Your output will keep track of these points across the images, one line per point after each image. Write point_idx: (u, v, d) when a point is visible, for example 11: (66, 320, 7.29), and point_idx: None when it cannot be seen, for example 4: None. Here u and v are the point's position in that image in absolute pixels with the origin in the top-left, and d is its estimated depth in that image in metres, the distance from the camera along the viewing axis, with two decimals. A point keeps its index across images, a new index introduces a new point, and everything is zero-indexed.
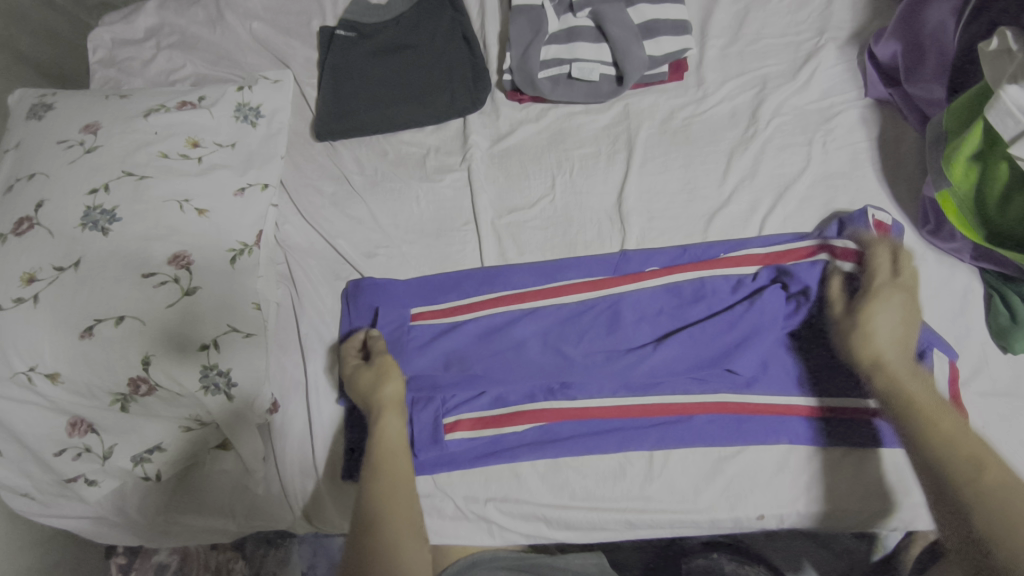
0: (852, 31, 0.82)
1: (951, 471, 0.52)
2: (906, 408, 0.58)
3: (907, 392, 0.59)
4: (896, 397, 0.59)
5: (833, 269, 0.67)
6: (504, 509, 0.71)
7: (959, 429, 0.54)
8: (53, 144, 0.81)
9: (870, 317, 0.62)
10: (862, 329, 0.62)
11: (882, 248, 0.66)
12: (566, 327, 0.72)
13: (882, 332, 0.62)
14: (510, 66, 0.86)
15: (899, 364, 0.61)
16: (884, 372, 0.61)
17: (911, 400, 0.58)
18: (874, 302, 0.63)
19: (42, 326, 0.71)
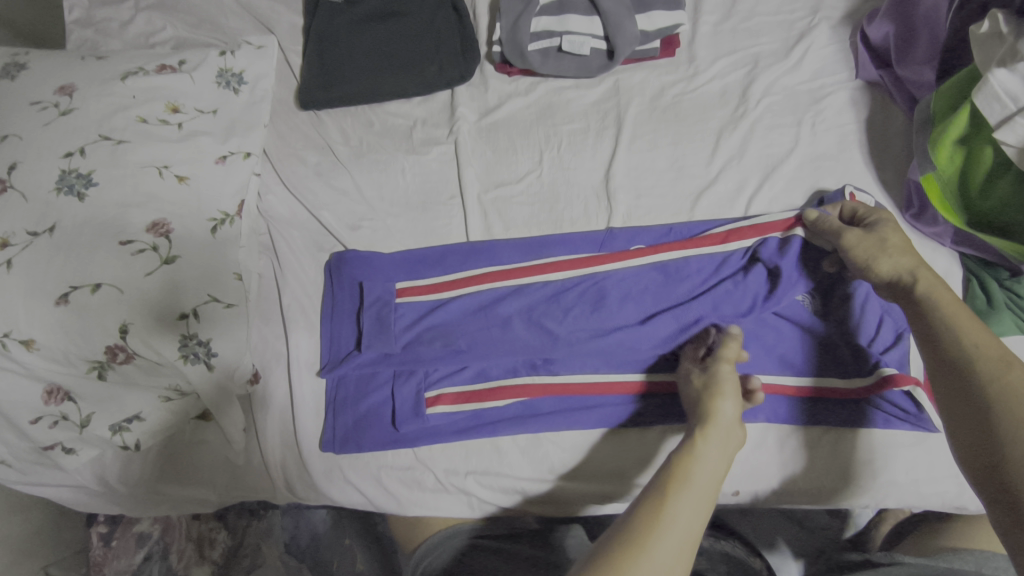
0: (846, 11, 0.81)
1: (1002, 410, 0.48)
2: (950, 331, 0.54)
3: (961, 327, 0.54)
4: (943, 329, 0.55)
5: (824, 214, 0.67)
6: (484, 482, 0.72)
7: (1008, 368, 0.50)
8: (26, 105, 0.79)
9: (889, 235, 0.62)
10: (881, 242, 0.62)
11: (853, 202, 0.67)
12: (552, 303, 0.73)
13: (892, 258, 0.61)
14: (500, 37, 0.84)
15: (944, 297, 0.57)
16: (931, 304, 0.57)
17: (960, 333, 0.54)
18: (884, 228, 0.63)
19: (15, 292, 0.69)
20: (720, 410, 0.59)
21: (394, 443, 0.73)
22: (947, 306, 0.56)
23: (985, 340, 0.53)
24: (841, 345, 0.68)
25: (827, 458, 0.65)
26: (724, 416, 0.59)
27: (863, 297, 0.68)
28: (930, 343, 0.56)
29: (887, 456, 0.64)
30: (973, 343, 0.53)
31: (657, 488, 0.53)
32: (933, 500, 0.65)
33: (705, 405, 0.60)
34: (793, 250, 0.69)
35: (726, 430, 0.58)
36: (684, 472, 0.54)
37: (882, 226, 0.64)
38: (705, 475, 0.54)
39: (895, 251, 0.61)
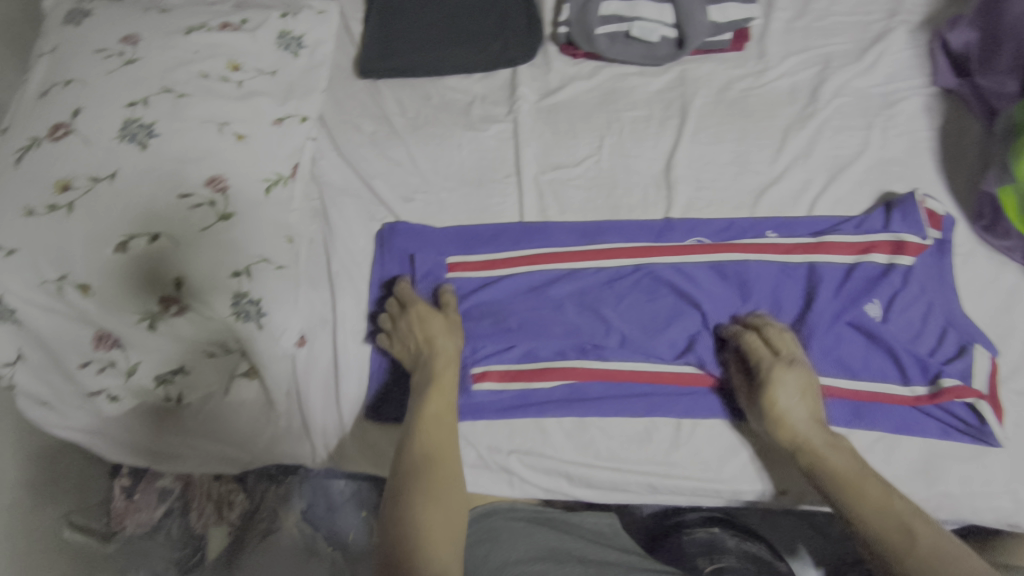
0: (924, 16, 0.79)
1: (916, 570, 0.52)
2: (860, 515, 0.57)
3: (864, 500, 0.58)
4: (851, 513, 0.58)
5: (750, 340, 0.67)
6: (527, 462, 0.71)
7: (913, 538, 0.54)
8: (91, 53, 0.79)
9: (786, 397, 0.63)
10: (774, 413, 0.63)
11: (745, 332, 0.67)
12: (605, 289, 0.73)
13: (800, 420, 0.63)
14: (568, 18, 0.83)
15: (836, 454, 0.61)
16: (827, 476, 0.60)
17: (863, 506, 0.57)
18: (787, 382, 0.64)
19: (74, 235, 0.69)
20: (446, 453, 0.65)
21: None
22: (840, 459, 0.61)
23: (872, 488, 0.58)
24: (910, 355, 0.65)
25: (881, 463, 0.64)
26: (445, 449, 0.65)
27: (925, 305, 0.67)
28: (847, 509, 0.59)
29: (940, 468, 0.63)
30: (875, 514, 0.57)
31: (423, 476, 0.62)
32: (987, 516, 0.63)
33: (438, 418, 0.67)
34: (861, 271, 0.68)
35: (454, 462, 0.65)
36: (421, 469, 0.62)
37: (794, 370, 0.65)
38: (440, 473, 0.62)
39: (800, 415, 0.63)
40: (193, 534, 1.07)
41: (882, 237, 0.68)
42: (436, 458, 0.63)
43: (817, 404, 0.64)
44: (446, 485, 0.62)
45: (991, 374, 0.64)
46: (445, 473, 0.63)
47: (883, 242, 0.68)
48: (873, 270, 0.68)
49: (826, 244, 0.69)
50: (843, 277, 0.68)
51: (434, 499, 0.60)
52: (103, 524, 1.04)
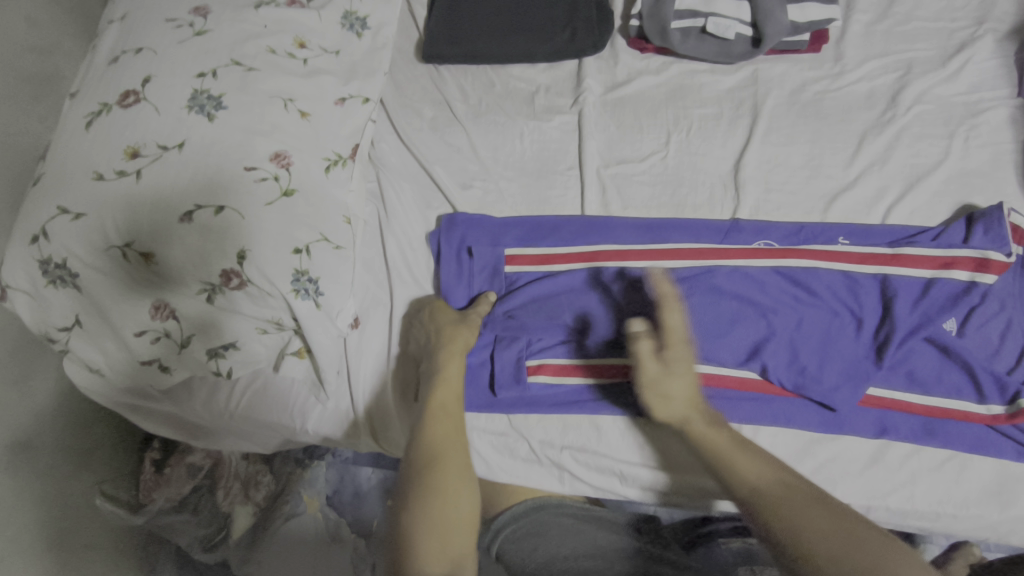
0: (1013, 25, 0.76)
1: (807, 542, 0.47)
2: (730, 473, 0.55)
3: (739, 465, 0.55)
4: (726, 471, 0.55)
5: (638, 332, 0.61)
6: (580, 459, 0.70)
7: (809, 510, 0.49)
8: (162, 22, 0.79)
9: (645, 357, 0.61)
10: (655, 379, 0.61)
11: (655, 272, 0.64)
12: (664, 289, 0.70)
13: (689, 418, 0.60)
14: (641, 11, 0.82)
15: (749, 465, 0.54)
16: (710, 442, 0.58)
17: (742, 471, 0.54)
18: (658, 376, 0.60)
19: (140, 203, 0.69)
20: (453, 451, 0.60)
21: (491, 406, 0.72)
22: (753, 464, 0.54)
23: (766, 483, 0.52)
24: (990, 373, 0.62)
25: (951, 482, 0.62)
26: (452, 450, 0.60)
27: (1005, 322, 0.64)
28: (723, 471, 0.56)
29: (1014, 491, 0.60)
30: (754, 479, 0.53)
31: (416, 467, 0.58)
32: None
33: (444, 417, 0.62)
34: (940, 289, 0.65)
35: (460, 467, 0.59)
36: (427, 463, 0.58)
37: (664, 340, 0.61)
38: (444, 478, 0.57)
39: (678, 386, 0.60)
40: (221, 512, 1.06)
41: (962, 250, 0.65)
42: (443, 454, 0.59)
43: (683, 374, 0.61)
44: (452, 483, 0.57)
45: None
46: (452, 470, 0.58)
47: (965, 258, 0.65)
48: (952, 286, 0.65)
49: (903, 255, 0.67)
50: (920, 291, 0.65)
51: (440, 498, 0.56)
52: (130, 496, 1.02)
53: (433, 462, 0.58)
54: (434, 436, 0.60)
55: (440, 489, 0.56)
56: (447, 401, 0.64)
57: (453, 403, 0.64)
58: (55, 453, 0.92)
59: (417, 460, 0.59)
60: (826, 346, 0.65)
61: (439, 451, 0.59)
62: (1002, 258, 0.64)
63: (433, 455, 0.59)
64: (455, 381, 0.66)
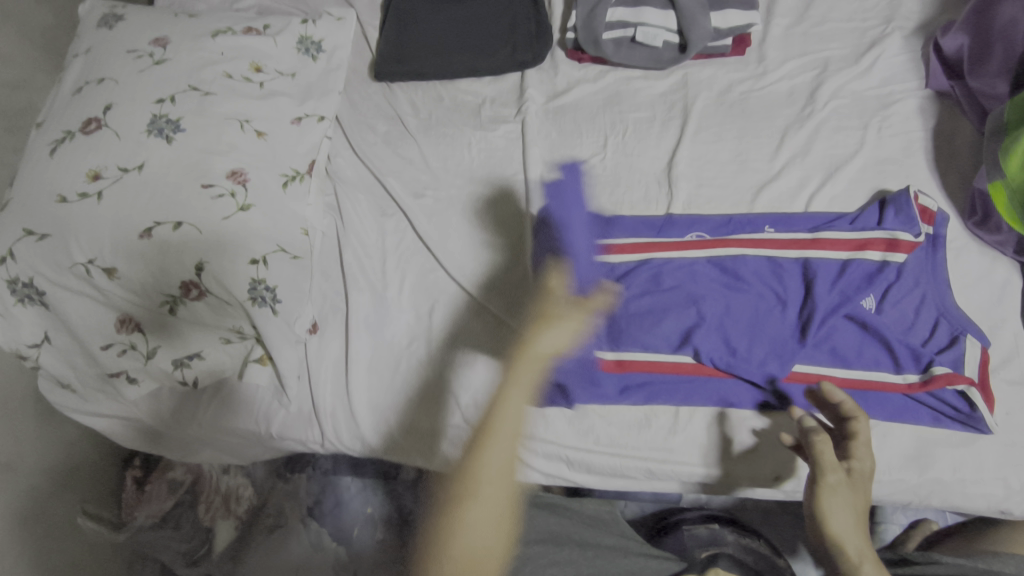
0: (919, 22, 0.82)
1: None
2: None
3: None
4: None
5: (818, 435, 0.60)
6: (528, 448, 0.73)
7: None
8: (124, 53, 0.83)
9: (829, 471, 0.58)
10: (824, 502, 0.57)
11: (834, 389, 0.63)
12: (612, 282, 0.74)
13: (853, 542, 0.56)
14: (575, 24, 0.87)
15: None
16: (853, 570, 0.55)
17: None
18: (835, 488, 0.58)
19: (102, 221, 0.73)
20: (489, 456, 0.54)
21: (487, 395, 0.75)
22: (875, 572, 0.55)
23: None
24: (907, 345, 0.66)
25: (874, 450, 0.65)
26: (491, 465, 0.54)
27: (918, 297, 0.68)
28: None
29: (932, 455, 0.65)
30: None
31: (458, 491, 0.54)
32: (978, 503, 0.64)
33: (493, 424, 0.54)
34: (855, 270, 0.69)
35: (490, 481, 0.53)
36: (466, 489, 0.53)
37: (855, 471, 0.60)
38: (474, 511, 0.53)
39: (847, 514, 0.57)
40: (202, 526, 1.08)
41: (875, 233, 0.70)
42: (471, 477, 0.54)
43: (861, 512, 0.58)
44: (471, 510, 0.53)
45: (981, 365, 0.65)
46: (471, 501, 0.53)
47: (877, 239, 0.69)
48: (866, 268, 0.69)
49: (824, 240, 0.71)
50: (838, 273, 0.69)
51: (455, 532, 0.52)
52: (112, 514, 1.06)
53: (465, 484, 0.54)
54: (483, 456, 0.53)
55: (457, 519, 0.53)
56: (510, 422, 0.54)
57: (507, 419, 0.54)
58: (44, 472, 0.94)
59: (459, 485, 0.55)
60: (756, 328, 0.69)
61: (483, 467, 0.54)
62: (910, 237, 0.68)
63: (463, 486, 0.53)
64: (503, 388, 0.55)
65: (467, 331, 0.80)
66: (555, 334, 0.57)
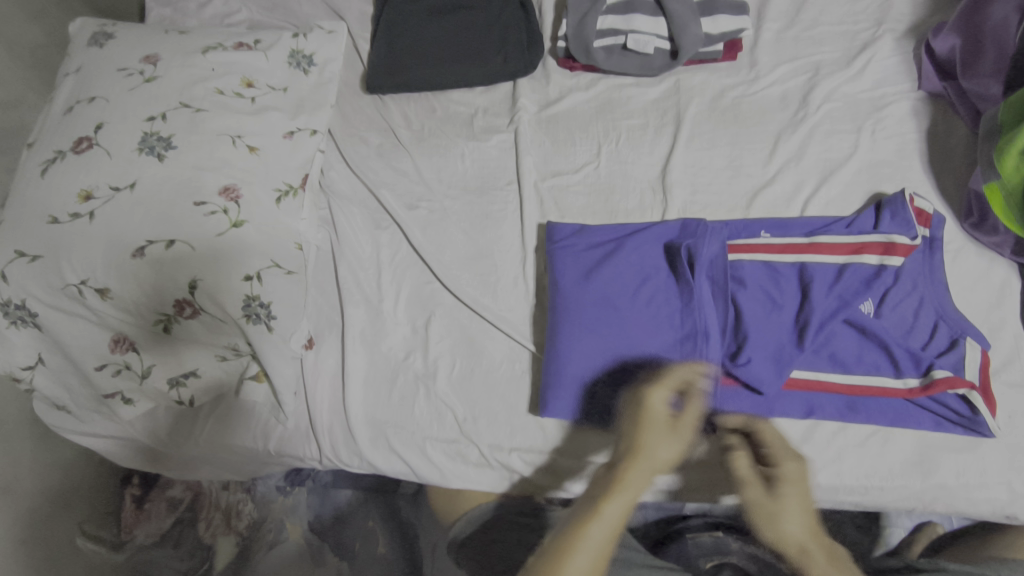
0: (910, 24, 0.82)
1: None
2: None
3: None
4: None
5: (736, 453, 0.59)
6: (526, 459, 0.75)
7: None
8: (114, 72, 0.83)
9: (747, 486, 0.56)
10: (766, 517, 0.55)
11: (732, 417, 0.63)
12: (627, 292, 0.72)
13: (797, 535, 0.55)
14: (566, 33, 0.87)
15: None
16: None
17: None
18: (765, 503, 0.55)
19: (95, 241, 0.72)
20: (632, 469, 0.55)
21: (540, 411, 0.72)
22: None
23: None
24: (906, 348, 0.66)
25: (876, 456, 0.65)
26: (637, 472, 0.55)
27: (915, 300, 0.68)
28: None
29: (934, 460, 0.64)
30: None
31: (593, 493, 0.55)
32: (982, 508, 0.63)
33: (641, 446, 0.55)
34: (852, 274, 0.69)
35: (634, 493, 0.54)
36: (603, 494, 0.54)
37: (784, 472, 0.57)
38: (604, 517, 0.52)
39: (790, 515, 0.55)
40: (202, 544, 1.08)
41: (872, 237, 0.69)
42: (620, 488, 0.54)
43: (807, 502, 0.56)
44: (613, 519, 0.52)
45: (982, 368, 0.64)
46: (585, 537, 0.51)
47: (874, 243, 0.69)
48: (864, 272, 0.69)
49: (822, 245, 0.70)
50: (835, 277, 0.69)
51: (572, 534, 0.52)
52: (113, 534, 1.04)
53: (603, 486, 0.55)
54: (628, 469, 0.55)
55: (579, 522, 0.52)
56: (613, 516, 0.52)
57: (619, 516, 0.52)
58: (41, 494, 0.93)
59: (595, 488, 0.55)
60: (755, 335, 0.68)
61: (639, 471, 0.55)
62: (907, 241, 0.68)
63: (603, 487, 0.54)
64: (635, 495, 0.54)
65: (465, 343, 0.79)
66: (671, 447, 0.56)
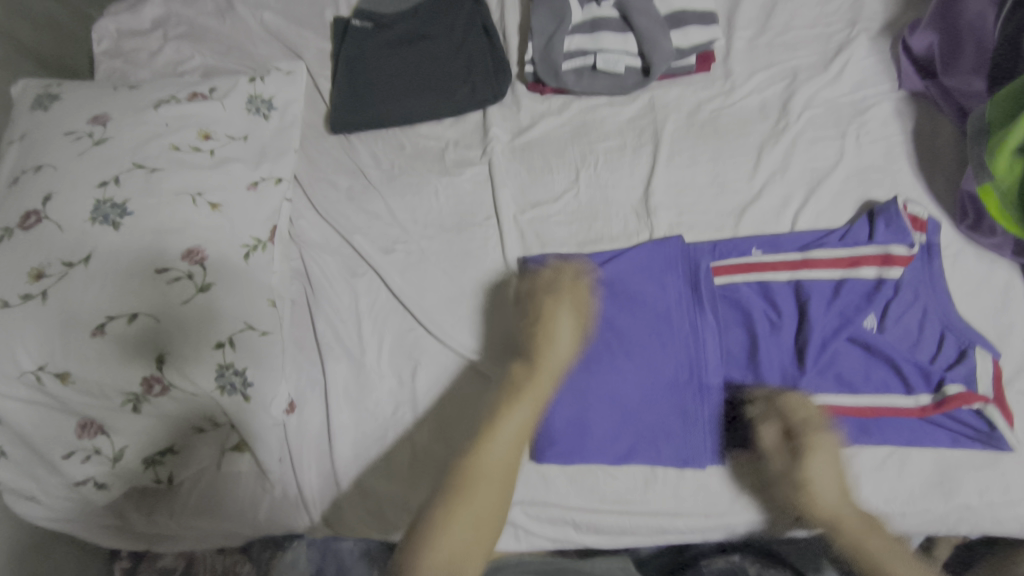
0: (885, 22, 0.79)
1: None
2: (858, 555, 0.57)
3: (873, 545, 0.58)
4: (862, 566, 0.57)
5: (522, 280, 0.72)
6: (530, 513, 0.69)
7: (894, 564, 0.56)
8: (61, 136, 0.78)
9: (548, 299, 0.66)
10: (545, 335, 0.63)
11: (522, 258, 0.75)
12: (618, 328, 0.68)
13: (563, 335, 0.64)
14: (533, 58, 0.83)
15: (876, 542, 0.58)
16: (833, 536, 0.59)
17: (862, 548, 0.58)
18: (554, 320, 0.65)
19: (51, 323, 0.68)
20: (553, 354, 0.62)
21: (539, 461, 0.68)
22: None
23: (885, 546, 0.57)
24: (915, 364, 0.63)
25: (896, 480, 0.62)
26: (554, 361, 0.62)
27: (919, 311, 0.65)
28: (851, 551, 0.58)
29: (956, 479, 0.61)
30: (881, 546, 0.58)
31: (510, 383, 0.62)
32: (1010, 525, 0.60)
33: (547, 334, 0.63)
34: (849, 291, 0.66)
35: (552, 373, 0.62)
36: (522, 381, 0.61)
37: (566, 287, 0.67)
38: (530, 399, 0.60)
39: (569, 325, 0.64)
40: None
41: (866, 250, 0.67)
42: (534, 370, 0.62)
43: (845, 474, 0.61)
44: (530, 395, 0.60)
45: (995, 379, 0.62)
46: (511, 416, 0.59)
47: (870, 255, 0.66)
48: (862, 287, 0.66)
49: (817, 262, 0.68)
50: (833, 295, 0.66)
51: (503, 417, 0.59)
52: None
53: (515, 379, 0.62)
54: (550, 350, 0.63)
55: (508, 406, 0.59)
56: (539, 392, 0.60)
57: (540, 384, 0.60)
58: None
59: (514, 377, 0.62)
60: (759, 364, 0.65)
61: (553, 360, 0.62)
62: (903, 250, 0.65)
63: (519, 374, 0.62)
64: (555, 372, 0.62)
65: (455, 392, 0.76)
66: (570, 313, 0.65)
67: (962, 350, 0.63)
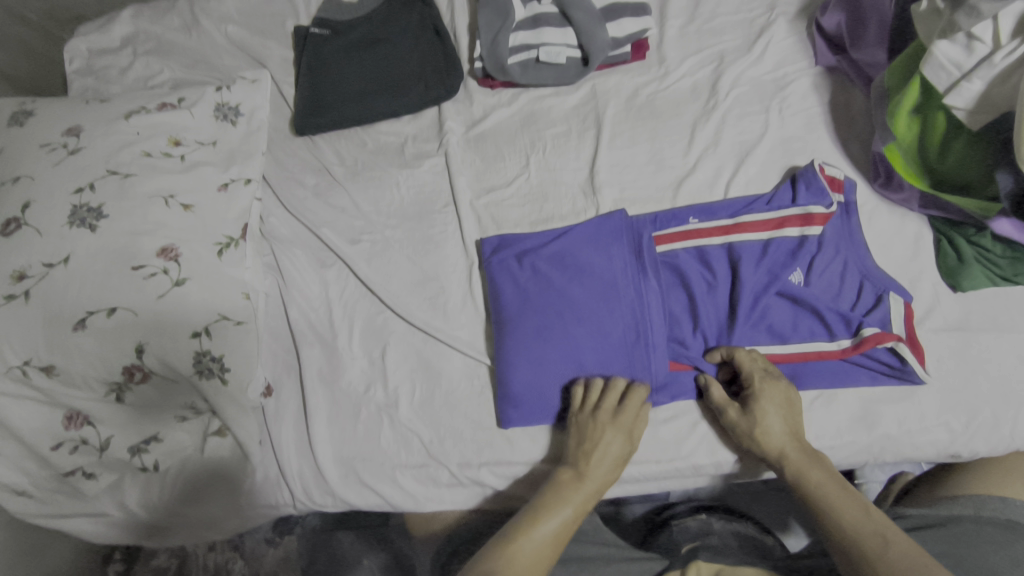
0: (801, 6, 0.86)
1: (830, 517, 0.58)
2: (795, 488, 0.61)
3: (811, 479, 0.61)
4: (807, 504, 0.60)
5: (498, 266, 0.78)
6: (498, 472, 0.76)
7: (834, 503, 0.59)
8: (37, 148, 0.82)
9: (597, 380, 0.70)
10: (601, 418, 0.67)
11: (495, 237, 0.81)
12: (570, 297, 0.74)
13: (627, 418, 0.68)
14: (480, 54, 0.89)
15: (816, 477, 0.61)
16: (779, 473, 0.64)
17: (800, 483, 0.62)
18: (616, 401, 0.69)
19: (34, 321, 0.72)
20: (610, 447, 0.66)
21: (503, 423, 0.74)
22: (872, 535, 0.55)
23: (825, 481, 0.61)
24: (836, 313, 0.69)
25: (823, 417, 0.68)
26: (607, 457, 0.66)
27: (840, 264, 0.72)
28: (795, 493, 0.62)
29: (878, 413, 0.67)
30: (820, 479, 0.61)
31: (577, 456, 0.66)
32: (927, 450, 0.67)
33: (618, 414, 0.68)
34: (776, 250, 0.72)
35: (606, 459, 0.66)
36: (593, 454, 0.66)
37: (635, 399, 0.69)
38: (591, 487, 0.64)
39: (632, 412, 0.68)
40: None
41: (790, 211, 0.73)
42: (596, 447, 0.66)
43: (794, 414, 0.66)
44: (594, 472, 0.65)
45: (907, 319, 0.68)
46: (575, 495, 0.63)
47: (793, 216, 0.72)
48: (787, 245, 0.72)
49: (747, 225, 0.73)
50: (762, 254, 0.72)
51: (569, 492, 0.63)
52: None
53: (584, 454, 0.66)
54: (608, 451, 0.66)
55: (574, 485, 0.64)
56: (601, 472, 0.65)
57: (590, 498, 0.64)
58: None
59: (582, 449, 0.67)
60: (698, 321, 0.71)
61: (616, 443, 0.66)
62: (821, 209, 0.71)
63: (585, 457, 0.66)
64: (612, 465, 0.66)
65: (422, 368, 0.81)
66: (635, 408, 0.69)
67: (879, 296, 0.69)
